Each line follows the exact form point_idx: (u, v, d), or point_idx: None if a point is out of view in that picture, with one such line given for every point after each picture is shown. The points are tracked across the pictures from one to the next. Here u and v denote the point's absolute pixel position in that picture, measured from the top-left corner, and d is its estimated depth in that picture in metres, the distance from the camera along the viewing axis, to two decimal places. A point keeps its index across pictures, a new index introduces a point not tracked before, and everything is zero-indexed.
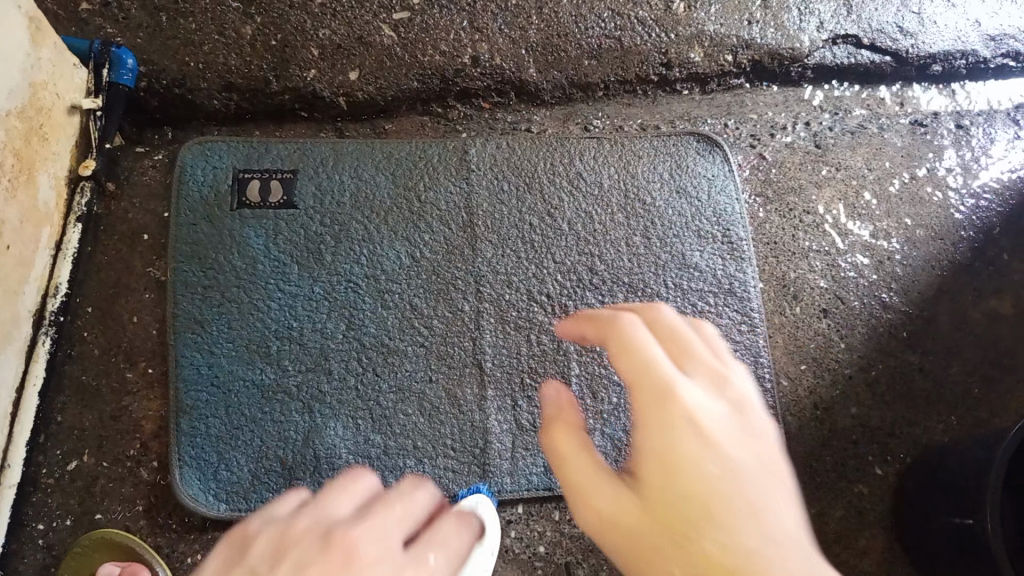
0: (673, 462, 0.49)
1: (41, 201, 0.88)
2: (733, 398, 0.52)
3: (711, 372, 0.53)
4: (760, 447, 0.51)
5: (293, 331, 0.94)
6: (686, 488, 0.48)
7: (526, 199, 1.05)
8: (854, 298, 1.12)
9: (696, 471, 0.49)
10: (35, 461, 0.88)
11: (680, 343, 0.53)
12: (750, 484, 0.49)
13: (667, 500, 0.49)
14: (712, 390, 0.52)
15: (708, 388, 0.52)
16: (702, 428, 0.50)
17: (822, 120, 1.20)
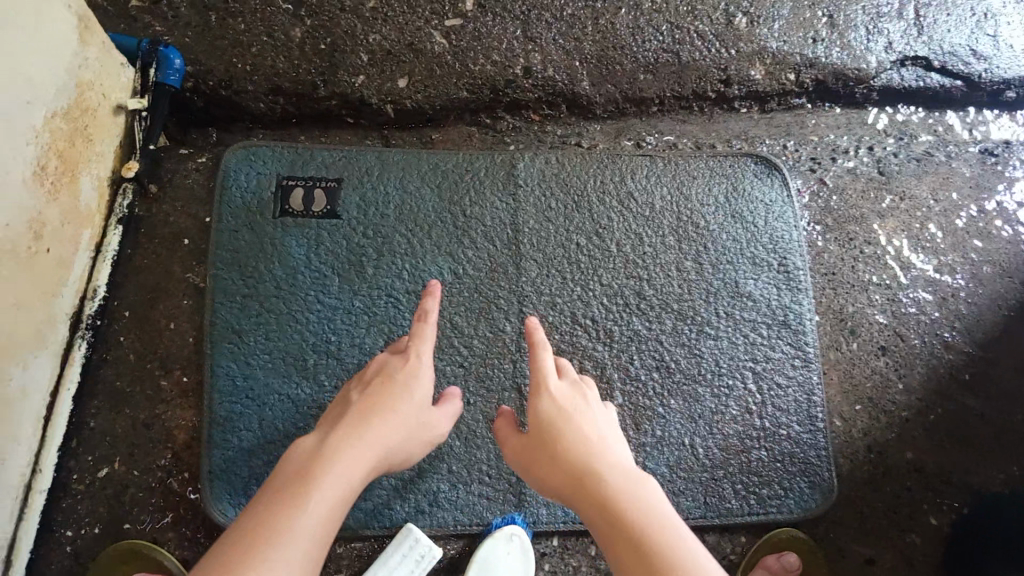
0: (548, 427, 0.72)
1: (83, 202, 0.87)
2: (594, 402, 0.76)
3: (581, 385, 0.78)
4: (609, 425, 0.75)
5: (331, 345, 0.92)
6: (554, 439, 0.71)
7: (575, 218, 1.01)
8: (914, 336, 1.06)
9: (572, 422, 0.72)
10: (65, 466, 0.86)
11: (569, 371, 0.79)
12: (599, 439, 0.71)
13: (553, 441, 0.71)
14: (581, 392, 0.77)
15: (577, 390, 0.77)
16: (569, 409, 0.74)
17: (886, 145, 1.14)
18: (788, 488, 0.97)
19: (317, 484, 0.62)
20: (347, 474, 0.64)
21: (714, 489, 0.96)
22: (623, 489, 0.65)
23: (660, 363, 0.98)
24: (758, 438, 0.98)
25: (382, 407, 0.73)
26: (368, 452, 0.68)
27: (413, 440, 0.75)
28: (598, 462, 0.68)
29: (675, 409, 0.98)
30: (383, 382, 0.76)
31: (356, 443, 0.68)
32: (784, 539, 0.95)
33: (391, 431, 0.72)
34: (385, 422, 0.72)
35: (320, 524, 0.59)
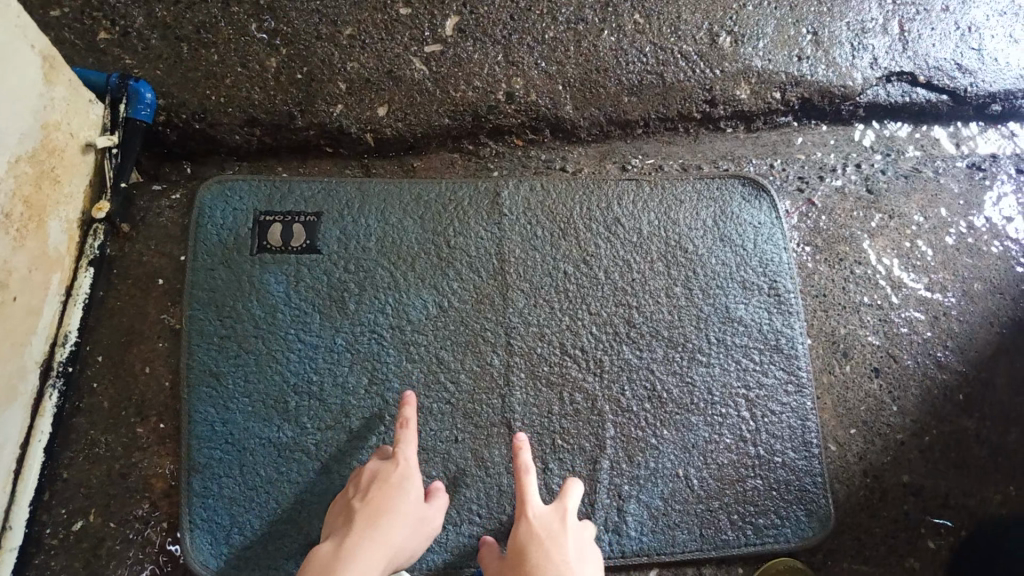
0: (526, 548, 0.77)
1: (52, 246, 0.83)
2: (575, 528, 0.81)
3: (563, 510, 0.82)
4: (585, 554, 0.78)
5: (313, 385, 0.89)
6: (528, 559, 0.75)
7: (561, 246, 0.99)
8: (907, 357, 1.05)
9: (546, 547, 0.76)
10: (38, 521, 0.83)
11: (565, 496, 0.84)
12: (575, 565, 0.75)
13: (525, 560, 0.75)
14: (564, 517, 0.81)
15: (560, 515, 0.81)
16: (547, 534, 0.78)
17: (874, 162, 1.13)
18: (785, 517, 0.96)
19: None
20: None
21: (709, 521, 0.94)
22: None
23: (651, 393, 0.96)
24: (753, 467, 0.97)
25: (384, 512, 0.76)
26: (379, 557, 0.72)
27: (415, 541, 0.78)
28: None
29: (669, 439, 0.96)
30: (380, 488, 0.79)
31: (367, 550, 0.72)
32: (779, 570, 0.94)
33: (396, 536, 0.75)
34: (389, 527, 0.75)
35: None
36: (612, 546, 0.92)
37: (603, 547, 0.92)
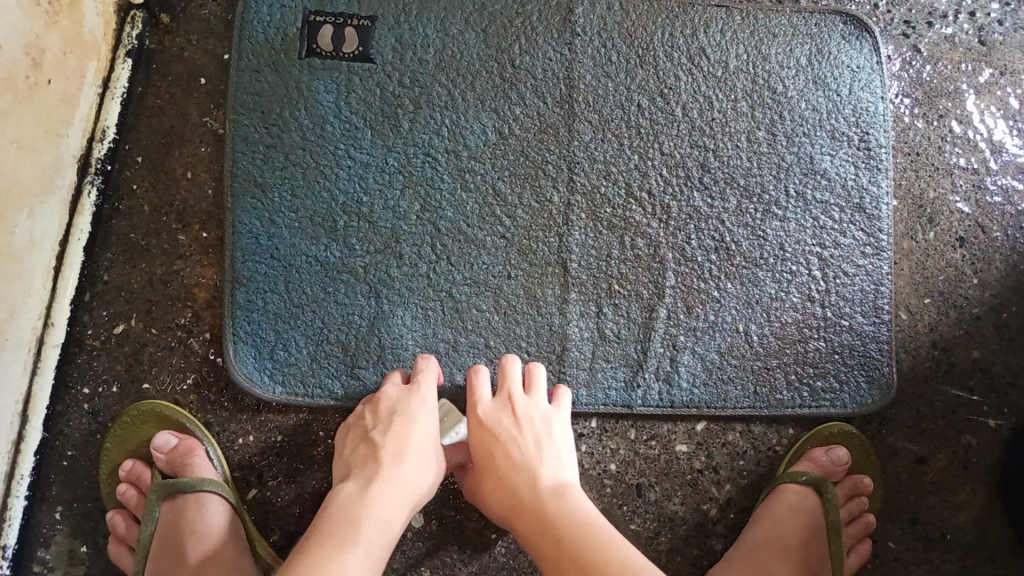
0: (484, 458, 0.74)
1: (86, 29, 0.79)
2: (527, 415, 0.77)
3: (512, 399, 0.78)
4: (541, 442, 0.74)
5: (363, 206, 0.84)
6: (489, 472, 0.73)
7: (637, 75, 0.90)
8: (996, 229, 0.95)
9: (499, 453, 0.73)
10: (80, 321, 0.81)
11: (506, 382, 0.79)
12: (537, 460, 0.73)
13: (488, 476, 0.73)
14: (512, 404, 0.77)
15: (508, 405, 0.77)
16: (499, 433, 0.75)
17: (990, 10, 0.98)
18: (845, 381, 0.91)
19: (352, 540, 0.62)
20: (382, 536, 0.64)
21: (766, 379, 0.90)
22: (568, 516, 0.67)
23: (719, 244, 0.90)
24: (817, 328, 0.91)
25: (408, 454, 0.71)
26: (401, 506, 0.68)
27: (434, 484, 0.73)
28: (542, 493, 0.70)
29: (731, 294, 0.90)
30: (398, 422, 0.74)
31: (391, 497, 0.67)
32: (835, 433, 0.90)
33: (419, 481, 0.71)
34: (415, 470, 0.71)
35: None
36: (661, 395, 0.88)
37: (652, 395, 0.87)
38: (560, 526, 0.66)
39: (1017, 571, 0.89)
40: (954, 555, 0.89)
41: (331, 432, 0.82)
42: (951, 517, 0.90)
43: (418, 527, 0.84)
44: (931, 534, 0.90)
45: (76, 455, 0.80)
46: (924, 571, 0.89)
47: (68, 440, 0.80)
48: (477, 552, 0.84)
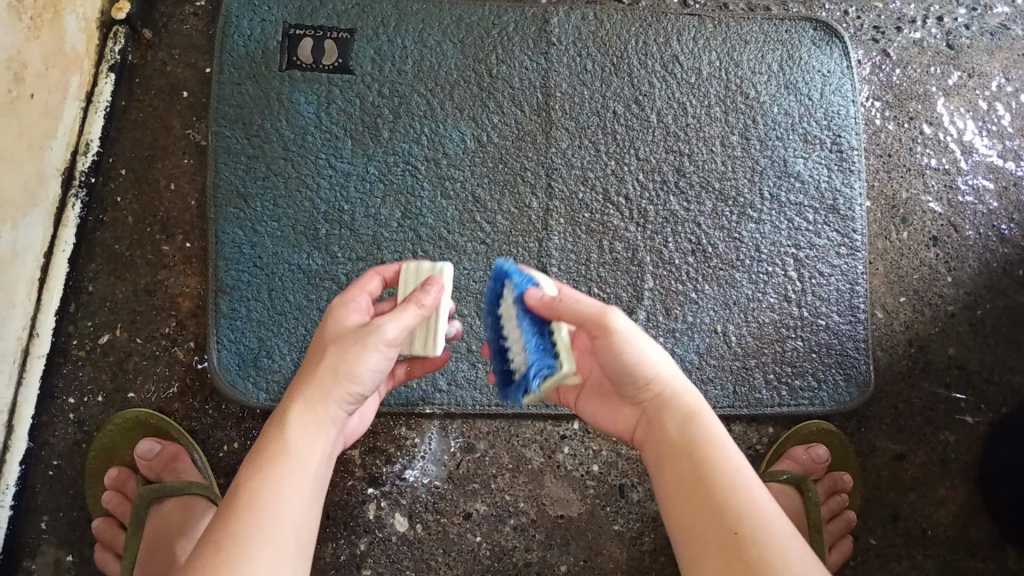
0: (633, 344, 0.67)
1: (69, 45, 0.81)
2: None
3: None
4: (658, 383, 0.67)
5: (344, 215, 0.86)
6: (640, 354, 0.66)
7: (612, 83, 0.92)
8: (968, 227, 0.97)
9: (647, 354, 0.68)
10: (65, 332, 0.82)
11: None
12: None
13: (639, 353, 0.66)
14: None
15: None
16: None
17: (957, 14, 1.00)
18: (823, 380, 0.92)
19: (244, 478, 0.54)
20: (290, 452, 0.56)
21: (744, 378, 0.91)
22: (736, 464, 0.57)
23: (696, 246, 0.91)
24: (794, 328, 0.92)
25: (304, 357, 0.61)
26: (298, 407, 0.58)
27: (354, 350, 0.58)
28: (708, 417, 0.61)
29: (709, 295, 0.91)
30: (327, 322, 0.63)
31: (281, 412, 0.58)
32: (814, 430, 0.91)
33: (313, 368, 0.59)
34: (306, 366, 0.60)
35: (280, 518, 0.53)
36: None
37: None
38: (720, 467, 0.57)
39: (996, 564, 0.90)
40: (935, 550, 0.90)
41: None
42: (931, 512, 0.91)
43: (403, 531, 0.85)
44: (911, 529, 0.91)
45: (62, 465, 0.81)
46: (905, 566, 0.90)
47: (54, 450, 0.81)
48: (462, 555, 0.85)
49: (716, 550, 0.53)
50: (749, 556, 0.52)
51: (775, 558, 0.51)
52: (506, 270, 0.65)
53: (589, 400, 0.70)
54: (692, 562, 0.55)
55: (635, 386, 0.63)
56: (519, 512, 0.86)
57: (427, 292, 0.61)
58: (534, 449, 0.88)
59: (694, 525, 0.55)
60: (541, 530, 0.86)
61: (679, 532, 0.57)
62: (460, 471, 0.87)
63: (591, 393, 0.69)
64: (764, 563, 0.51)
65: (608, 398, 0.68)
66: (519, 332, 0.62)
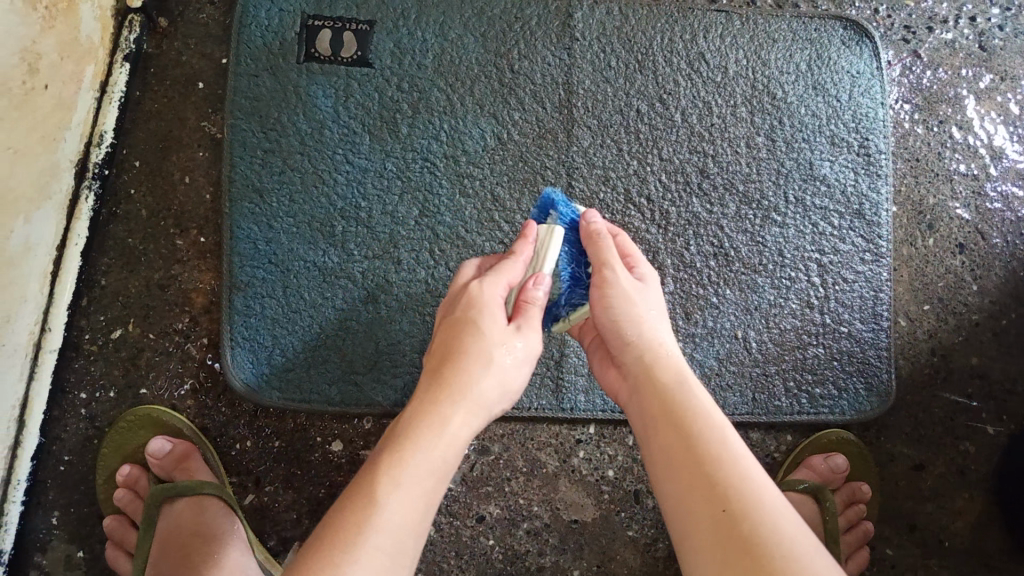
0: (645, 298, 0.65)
1: (84, 35, 0.79)
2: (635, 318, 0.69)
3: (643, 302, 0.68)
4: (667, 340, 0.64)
5: (360, 211, 0.84)
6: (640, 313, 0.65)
7: (636, 80, 0.90)
8: (996, 235, 0.95)
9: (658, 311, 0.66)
10: (77, 326, 0.81)
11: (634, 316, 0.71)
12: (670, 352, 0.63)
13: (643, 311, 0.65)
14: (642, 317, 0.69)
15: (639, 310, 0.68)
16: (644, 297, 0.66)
17: (991, 15, 0.98)
18: (844, 388, 0.90)
19: (384, 479, 0.51)
20: (437, 469, 0.54)
21: (764, 386, 0.89)
22: (726, 437, 0.56)
23: (718, 250, 0.90)
24: (816, 335, 0.91)
25: (460, 355, 0.59)
26: (457, 417, 0.56)
27: (513, 369, 0.60)
28: (694, 386, 0.60)
29: (730, 300, 0.89)
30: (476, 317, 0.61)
31: (440, 418, 0.55)
32: (833, 440, 0.90)
33: (478, 379, 0.58)
34: (469, 370, 0.58)
35: (404, 539, 0.51)
36: None
37: None
38: (710, 441, 0.55)
39: None
40: (954, 562, 0.88)
41: (329, 437, 0.82)
42: (950, 524, 0.89)
43: None
44: (929, 540, 0.89)
45: (73, 461, 0.80)
46: None
47: (65, 445, 0.80)
48: (475, 558, 0.84)
49: (706, 528, 0.51)
50: (742, 534, 0.49)
51: (766, 535, 0.49)
52: (553, 199, 0.68)
53: (593, 359, 0.70)
54: (683, 540, 0.53)
55: (625, 348, 0.63)
56: (533, 515, 0.85)
57: (535, 288, 0.62)
58: (549, 452, 0.87)
59: (685, 501, 0.53)
60: (554, 534, 0.85)
61: (671, 508, 0.55)
62: (473, 472, 0.86)
63: (595, 352, 0.70)
64: (756, 542, 0.49)
65: (605, 358, 0.68)
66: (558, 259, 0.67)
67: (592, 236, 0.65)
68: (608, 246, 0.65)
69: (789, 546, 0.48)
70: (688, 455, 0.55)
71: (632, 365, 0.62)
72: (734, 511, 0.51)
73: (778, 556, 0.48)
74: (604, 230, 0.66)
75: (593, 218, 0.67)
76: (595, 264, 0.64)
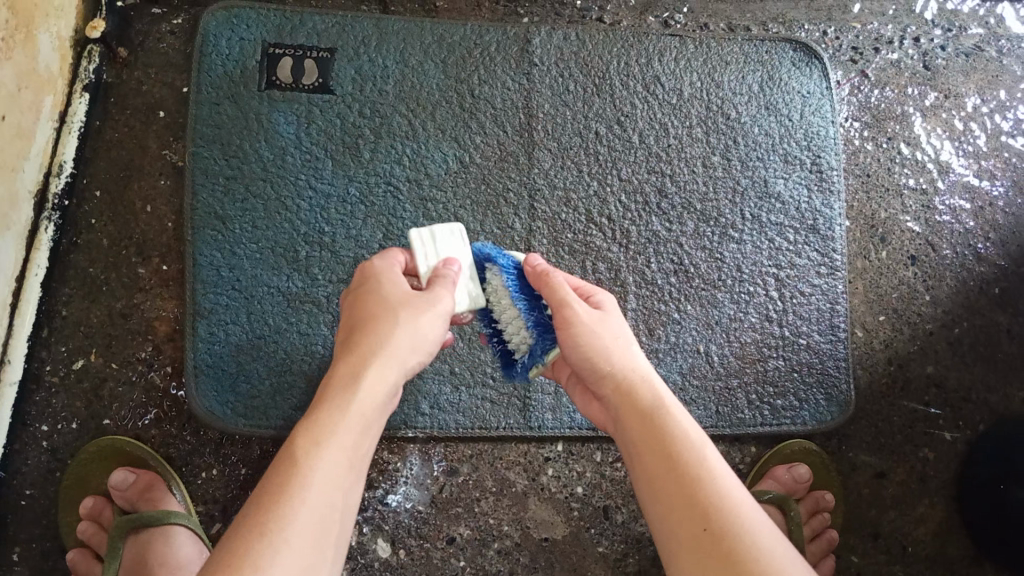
0: (611, 325, 0.66)
1: (42, 64, 0.79)
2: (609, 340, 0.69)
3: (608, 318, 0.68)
4: (641, 362, 0.65)
5: (324, 236, 0.85)
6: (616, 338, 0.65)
7: (594, 103, 0.92)
8: (945, 247, 0.98)
9: (628, 335, 0.66)
10: (38, 357, 0.81)
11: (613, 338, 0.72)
12: (650, 374, 0.64)
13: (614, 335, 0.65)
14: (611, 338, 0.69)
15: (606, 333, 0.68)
16: (611, 321, 0.66)
17: (933, 36, 1.02)
18: (804, 399, 0.92)
19: (303, 441, 0.52)
20: (351, 421, 0.54)
21: (727, 399, 0.91)
22: (705, 455, 0.57)
23: (678, 267, 0.91)
24: (776, 347, 0.93)
25: (374, 318, 0.60)
26: (375, 376, 0.57)
27: (422, 318, 0.60)
28: (673, 407, 0.61)
29: (692, 315, 0.91)
30: (371, 292, 0.62)
31: (354, 374, 0.56)
32: (796, 450, 0.91)
33: (386, 335, 0.58)
34: (380, 329, 0.59)
35: (325, 502, 0.51)
36: None
37: None
38: (689, 460, 0.56)
39: None
40: (917, 568, 0.90)
41: None
42: (912, 530, 0.91)
43: (386, 557, 0.84)
44: (892, 547, 0.91)
45: (34, 495, 0.79)
46: None
47: (26, 479, 0.79)
48: None
49: (687, 546, 0.53)
50: (721, 551, 0.51)
51: (746, 551, 0.51)
52: (490, 252, 0.68)
53: (574, 390, 0.72)
54: (665, 555, 0.54)
55: (601, 377, 0.63)
56: (503, 535, 0.86)
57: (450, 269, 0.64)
58: (517, 472, 0.87)
59: (666, 519, 0.55)
60: (525, 553, 0.86)
61: (655, 523, 0.56)
62: (442, 493, 0.86)
63: (577, 389, 0.71)
64: (736, 558, 0.50)
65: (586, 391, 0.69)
66: (516, 309, 0.67)
67: (544, 278, 0.65)
68: (560, 285, 0.65)
69: (769, 560, 0.50)
70: (669, 473, 0.56)
71: (609, 393, 0.63)
72: (720, 530, 0.52)
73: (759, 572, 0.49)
74: (550, 268, 0.66)
75: (536, 260, 0.67)
76: (553, 305, 0.64)
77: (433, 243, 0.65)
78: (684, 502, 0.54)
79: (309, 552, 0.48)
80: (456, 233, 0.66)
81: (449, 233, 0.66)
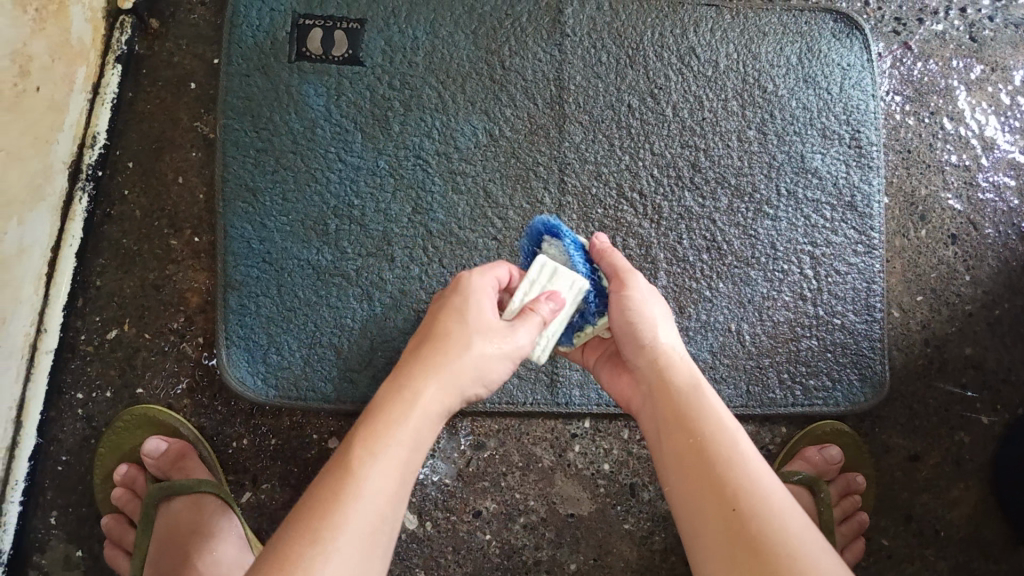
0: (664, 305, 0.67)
1: (75, 36, 0.79)
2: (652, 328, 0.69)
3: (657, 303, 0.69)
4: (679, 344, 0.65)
5: (353, 209, 0.84)
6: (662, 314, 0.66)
7: (627, 76, 0.90)
8: (988, 226, 0.95)
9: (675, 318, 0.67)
10: (73, 326, 0.82)
11: None
12: (686, 358, 0.64)
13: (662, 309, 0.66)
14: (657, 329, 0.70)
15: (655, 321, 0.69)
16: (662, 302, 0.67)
17: (981, 6, 0.98)
18: (837, 380, 0.91)
19: (359, 442, 0.52)
20: (408, 431, 0.54)
21: (758, 378, 0.89)
22: (737, 439, 0.56)
23: (711, 244, 0.90)
24: (809, 327, 0.91)
25: (442, 335, 0.59)
26: (433, 388, 0.56)
27: (492, 354, 0.59)
28: (707, 391, 0.60)
29: (724, 293, 0.90)
30: (453, 311, 0.61)
31: (411, 383, 0.56)
32: (828, 431, 0.90)
33: (453, 356, 0.58)
34: (448, 350, 0.58)
35: (377, 504, 0.50)
36: None
37: None
38: (721, 443, 0.56)
39: (1010, 566, 0.89)
40: (950, 552, 0.88)
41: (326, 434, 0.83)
42: (945, 513, 0.89)
43: (412, 528, 0.85)
44: (925, 530, 0.89)
45: (71, 460, 0.81)
46: (919, 567, 0.88)
47: (62, 445, 0.81)
48: (472, 553, 0.85)
49: (712, 528, 0.52)
50: (747, 532, 0.50)
51: (772, 534, 0.49)
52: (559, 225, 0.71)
53: (602, 372, 0.71)
54: (692, 536, 0.54)
55: (637, 347, 0.63)
56: (529, 510, 0.86)
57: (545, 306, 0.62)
58: (544, 447, 0.87)
59: (696, 498, 0.54)
60: (551, 528, 0.86)
61: (681, 504, 0.55)
62: (469, 467, 0.86)
63: (606, 368, 0.71)
64: (762, 539, 0.49)
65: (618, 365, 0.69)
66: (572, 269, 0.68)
67: (605, 250, 0.68)
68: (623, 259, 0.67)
69: (795, 543, 0.49)
70: (702, 455, 0.55)
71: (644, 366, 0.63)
72: (748, 513, 0.51)
73: (783, 554, 0.48)
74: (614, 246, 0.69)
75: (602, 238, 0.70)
76: (614, 271, 0.66)
77: (550, 278, 0.64)
78: (713, 484, 0.53)
79: (361, 554, 0.48)
80: (576, 288, 0.65)
81: (570, 283, 0.65)
